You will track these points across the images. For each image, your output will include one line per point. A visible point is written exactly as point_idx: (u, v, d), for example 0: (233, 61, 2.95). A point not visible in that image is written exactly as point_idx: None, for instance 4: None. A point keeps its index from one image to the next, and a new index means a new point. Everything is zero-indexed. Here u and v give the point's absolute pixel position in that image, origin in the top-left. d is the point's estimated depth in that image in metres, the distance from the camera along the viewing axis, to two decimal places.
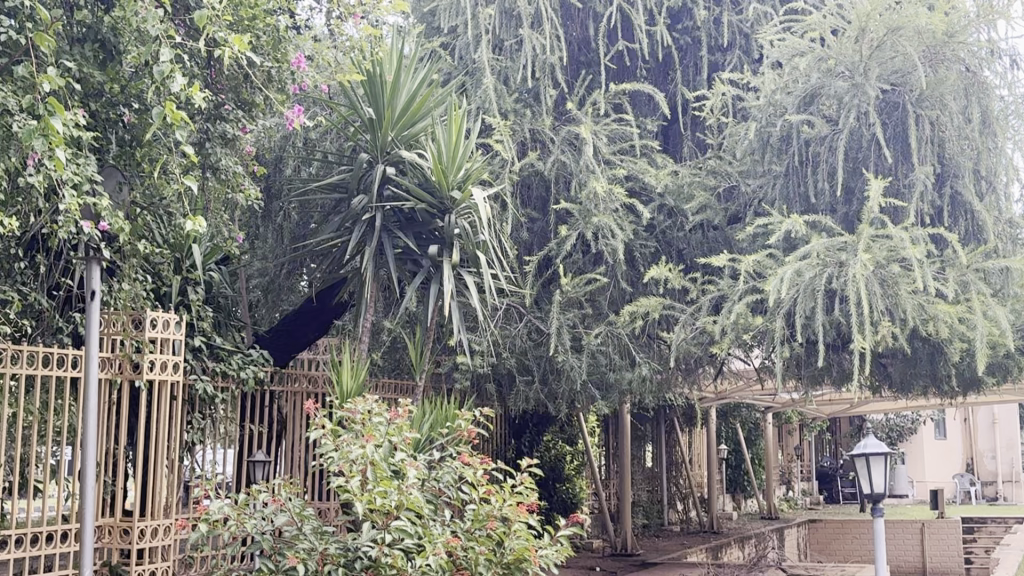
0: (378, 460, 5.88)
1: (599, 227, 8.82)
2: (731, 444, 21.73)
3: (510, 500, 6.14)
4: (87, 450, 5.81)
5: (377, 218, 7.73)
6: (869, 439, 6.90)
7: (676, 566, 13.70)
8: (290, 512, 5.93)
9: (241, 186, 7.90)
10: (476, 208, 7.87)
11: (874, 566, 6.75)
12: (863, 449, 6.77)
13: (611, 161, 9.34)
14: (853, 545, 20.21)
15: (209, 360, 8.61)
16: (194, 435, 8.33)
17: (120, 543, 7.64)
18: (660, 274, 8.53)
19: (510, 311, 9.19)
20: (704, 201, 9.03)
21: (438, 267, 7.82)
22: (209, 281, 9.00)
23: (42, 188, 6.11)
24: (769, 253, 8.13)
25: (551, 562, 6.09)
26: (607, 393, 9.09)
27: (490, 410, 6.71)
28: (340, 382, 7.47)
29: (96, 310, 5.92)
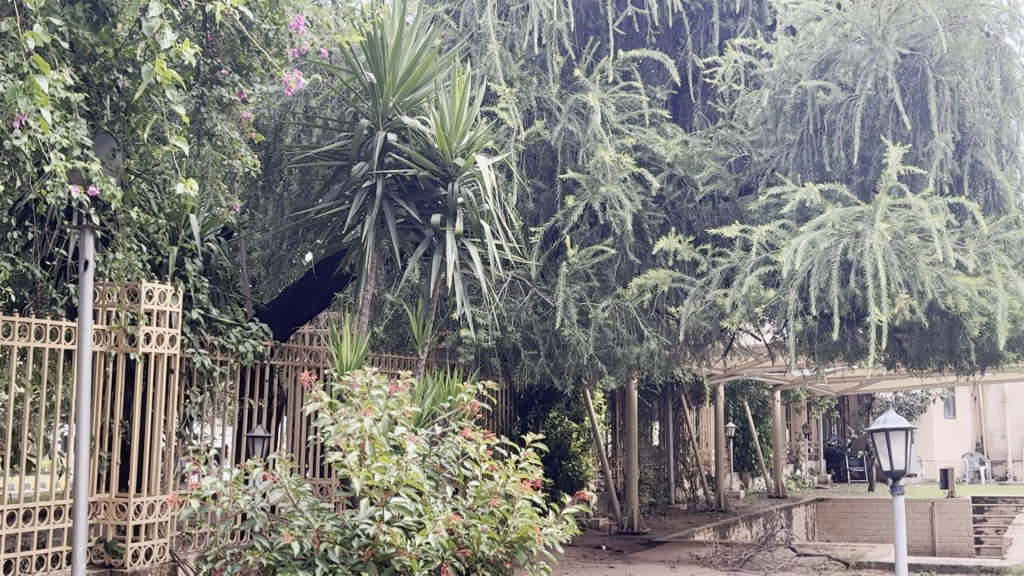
0: (377, 434, 5.66)
1: (607, 197, 8.57)
2: (740, 422, 21.50)
3: (514, 476, 5.92)
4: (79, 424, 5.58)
5: (378, 186, 7.50)
6: (889, 413, 6.66)
7: (683, 545, 13.51)
8: (286, 488, 5.72)
9: (237, 151, 7.66)
10: (480, 176, 7.63)
11: (893, 546, 6.53)
12: (883, 423, 6.54)
13: (620, 130, 9.09)
14: (862, 525, 20.02)
15: (207, 334, 8.39)
16: (192, 410, 8.12)
17: (116, 519, 7.45)
18: (670, 246, 8.30)
19: (515, 284, 8.97)
20: (714, 171, 8.78)
21: (441, 237, 7.59)
22: (207, 253, 8.77)
23: (27, 152, 5.89)
24: (781, 224, 7.90)
25: (556, 541, 5.88)
26: (615, 368, 8.86)
27: (494, 384, 6.48)
28: (339, 355, 7.24)
29: (91, 281, 5.60)
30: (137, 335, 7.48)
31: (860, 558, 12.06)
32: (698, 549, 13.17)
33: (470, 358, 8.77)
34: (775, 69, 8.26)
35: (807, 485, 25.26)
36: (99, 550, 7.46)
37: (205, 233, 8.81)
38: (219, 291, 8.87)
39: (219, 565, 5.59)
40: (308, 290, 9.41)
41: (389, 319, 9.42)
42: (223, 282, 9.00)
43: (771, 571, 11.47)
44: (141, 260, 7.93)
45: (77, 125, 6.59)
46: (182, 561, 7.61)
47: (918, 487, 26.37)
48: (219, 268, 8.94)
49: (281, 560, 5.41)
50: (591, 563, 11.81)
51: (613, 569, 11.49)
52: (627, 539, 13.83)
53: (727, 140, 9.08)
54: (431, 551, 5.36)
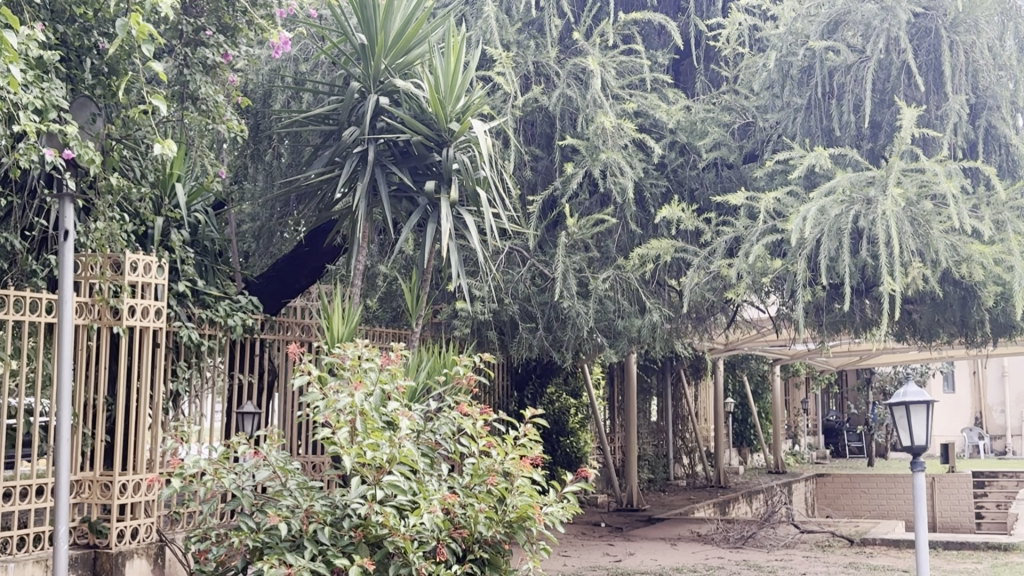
0: (368, 409, 5.39)
1: (607, 164, 8.29)
2: (738, 397, 21.25)
3: (513, 453, 5.64)
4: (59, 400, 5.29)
5: (370, 152, 7.22)
6: (909, 387, 6.38)
7: (683, 522, 13.28)
8: (273, 466, 5.46)
9: (222, 116, 7.30)
10: (475, 141, 7.33)
11: (913, 525, 6.24)
12: (903, 397, 6.26)
13: (620, 96, 8.80)
14: (863, 499, 19.87)
15: (194, 307, 8.10)
16: (179, 386, 7.84)
17: (100, 498, 7.19)
18: (673, 214, 8.01)
19: (513, 255, 8.69)
20: (718, 137, 8.49)
21: (435, 205, 7.29)
22: (194, 223, 8.47)
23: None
24: (789, 191, 7.62)
25: (557, 520, 5.61)
26: (616, 342, 8.59)
27: (491, 355, 6.18)
28: (330, 328, 6.96)
29: (69, 250, 5.39)
30: (121, 309, 7.22)
31: (864, 534, 11.84)
32: (699, 525, 12.95)
33: (467, 331, 8.49)
34: (780, 31, 7.94)
35: (806, 460, 25.08)
36: (83, 531, 7.21)
37: (191, 203, 8.51)
38: (206, 264, 8.57)
39: (205, 546, 5.32)
40: (300, 261, 9.15)
41: (382, 292, 9.15)
42: (211, 254, 8.68)
43: (774, 548, 11.24)
44: (124, 231, 7.65)
45: (51, 86, 6.32)
46: (170, 541, 7.36)
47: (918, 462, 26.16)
48: (207, 239, 8.61)
49: (269, 542, 5.14)
50: (590, 541, 11.58)
51: (612, 547, 11.26)
52: (627, 516, 13.62)
53: (731, 106, 8.78)
54: (425, 532, 5.11)
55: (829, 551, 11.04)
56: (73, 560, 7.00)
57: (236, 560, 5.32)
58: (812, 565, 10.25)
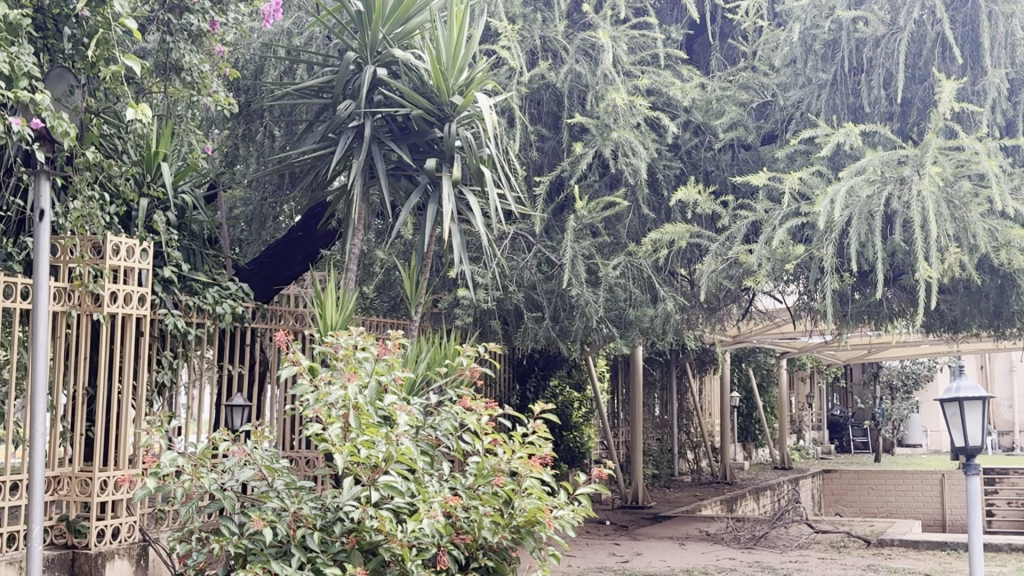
0: (363, 403, 4.91)
1: (618, 144, 7.82)
2: (744, 391, 20.78)
3: (520, 451, 5.16)
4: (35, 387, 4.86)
5: (367, 127, 6.74)
6: (962, 380, 5.76)
7: (690, 520, 12.81)
8: (257, 465, 4.96)
9: (208, 87, 6.97)
10: (479, 116, 6.85)
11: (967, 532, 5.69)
12: (956, 392, 5.63)
13: (632, 72, 8.34)
14: (871, 497, 19.57)
15: (181, 294, 7.64)
16: (163, 377, 7.36)
17: (80, 495, 6.69)
18: (690, 196, 7.53)
19: (517, 240, 8.22)
20: (736, 116, 8.03)
21: (437, 184, 6.81)
22: (181, 205, 7.97)
23: None
24: (814, 171, 7.14)
25: (568, 524, 5.14)
26: (627, 333, 8.12)
27: (497, 346, 5.70)
28: (324, 315, 6.49)
29: (46, 232, 4.95)
30: (102, 295, 6.73)
31: (880, 534, 11.39)
32: (708, 524, 12.49)
33: (469, 321, 8.02)
34: (805, 1, 7.49)
35: (810, 456, 24.62)
36: (60, 530, 6.72)
37: (178, 183, 7.98)
38: (193, 249, 8.06)
39: (183, 551, 4.83)
40: (293, 248, 8.71)
41: (379, 279, 8.68)
42: (200, 239, 8.18)
43: (787, 548, 10.79)
44: (104, 211, 7.18)
45: (20, 50, 5.87)
46: (153, 542, 6.87)
47: (925, 458, 25.66)
48: (194, 223, 8.11)
49: (252, 549, 4.67)
50: (595, 540, 11.11)
51: (619, 547, 10.80)
52: (632, 514, 13.14)
53: (748, 84, 8.33)
54: (425, 539, 4.64)
55: (844, 552, 10.59)
56: (49, 562, 6.53)
57: (217, 568, 4.84)
58: (829, 567, 9.78)
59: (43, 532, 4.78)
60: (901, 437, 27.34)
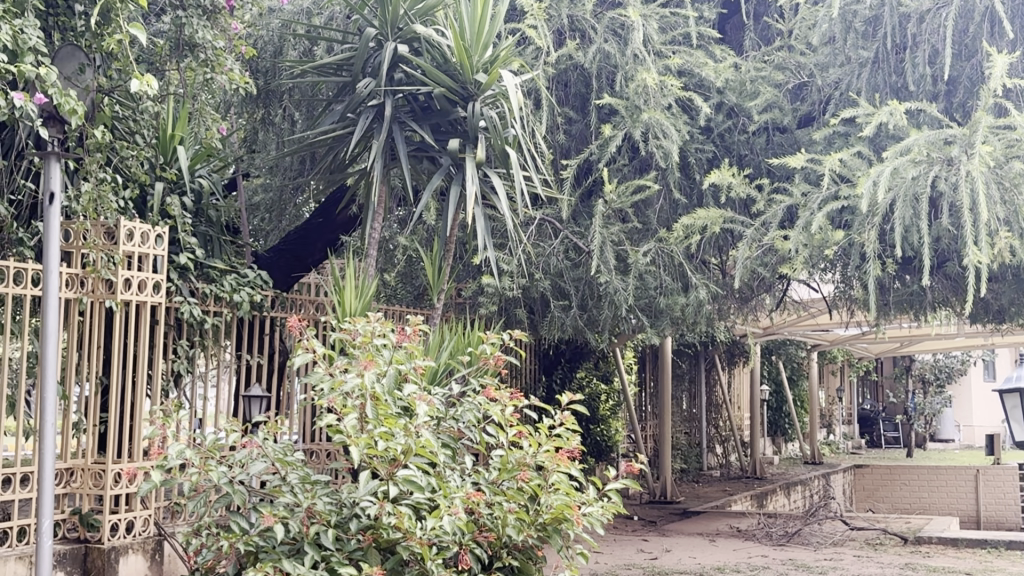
0: (380, 393, 4.65)
1: (649, 126, 7.52)
2: (774, 384, 20.42)
3: (547, 445, 4.89)
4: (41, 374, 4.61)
5: (387, 106, 6.46)
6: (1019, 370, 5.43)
7: (721, 515, 12.51)
8: (270, 458, 4.71)
9: (222, 64, 6.90)
10: (504, 95, 6.56)
11: None
12: None
13: (663, 52, 8.03)
14: (904, 493, 19.16)
15: (198, 282, 7.33)
16: (179, 367, 7.10)
17: (93, 488, 6.43)
18: (725, 179, 7.22)
19: (545, 226, 7.92)
20: (771, 97, 7.72)
21: (460, 166, 6.52)
22: (198, 190, 7.66)
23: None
24: (855, 152, 6.82)
25: (597, 521, 4.87)
26: (658, 323, 7.81)
27: (523, 333, 5.42)
28: (342, 301, 6.23)
29: (57, 216, 4.73)
30: (115, 281, 6.48)
31: (917, 532, 11.06)
32: (739, 520, 12.18)
33: (493, 309, 7.74)
34: None
35: (840, 450, 24.24)
36: (73, 523, 6.47)
37: (195, 168, 7.67)
38: (210, 237, 7.76)
39: (192, 547, 4.59)
40: (311, 235, 8.43)
41: (401, 266, 8.41)
42: (217, 226, 7.87)
43: (821, 546, 10.47)
44: (117, 195, 6.94)
45: (25, 23, 5.66)
46: (169, 536, 6.57)
47: (958, 453, 25.21)
48: (211, 209, 7.81)
49: (264, 546, 4.43)
50: (623, 536, 10.83)
51: (647, 543, 10.51)
52: (661, 510, 12.85)
53: (784, 64, 8.00)
54: (445, 537, 4.38)
55: (880, 550, 10.26)
56: (60, 557, 6.26)
57: (227, 566, 4.59)
58: (865, 565, 9.44)
59: (53, 525, 4.58)
60: (933, 431, 26.88)
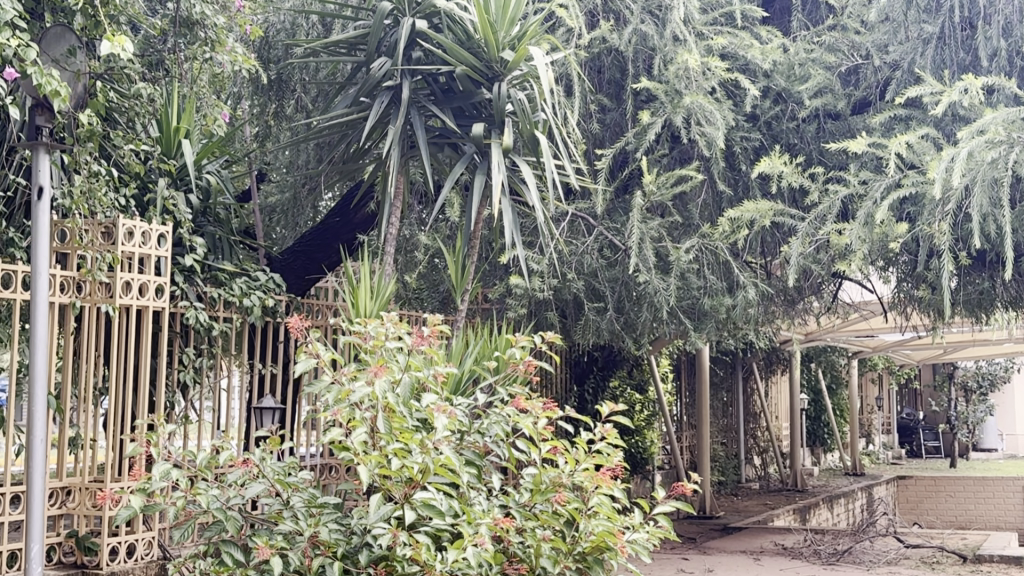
0: (394, 404, 4.07)
1: (691, 111, 6.91)
2: (812, 393, 19.70)
3: (585, 462, 4.28)
4: (35, 382, 4.05)
5: (404, 87, 5.87)
6: None
7: (765, 532, 11.84)
8: (269, 480, 4.12)
9: (223, 43, 6.79)
10: (533, 75, 5.93)
11: None
12: None
13: (705, 34, 7.43)
14: (947, 505, 18.38)
15: (205, 285, 6.69)
16: (185, 375, 6.44)
17: (91, 506, 5.51)
18: (776, 168, 6.57)
19: (577, 222, 7.35)
20: (823, 81, 7.12)
21: (485, 154, 5.92)
22: (205, 187, 6.96)
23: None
24: (922, 134, 6.17)
25: (643, 550, 4.23)
26: (702, 326, 7.18)
27: (558, 336, 4.76)
28: (356, 303, 5.63)
29: (45, 210, 4.27)
30: (113, 285, 5.72)
31: (976, 550, 10.34)
32: (783, 536, 11.51)
33: (522, 312, 7.14)
34: None
35: (880, 461, 23.48)
36: (69, 547, 5.54)
37: (201, 163, 6.97)
38: (218, 237, 7.13)
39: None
40: (327, 234, 7.86)
41: (423, 268, 7.81)
42: (226, 226, 7.25)
43: (874, 566, 9.78)
44: (112, 188, 6.37)
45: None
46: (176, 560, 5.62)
47: (1002, 463, 24.40)
48: (219, 207, 7.15)
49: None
50: (662, 554, 10.19)
51: (688, 562, 9.86)
52: (700, 525, 12.19)
53: (837, 45, 7.36)
54: (469, 571, 3.76)
55: (938, 570, 9.56)
56: None
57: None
58: None
59: (44, 550, 4.04)
60: (976, 441, 26.03)
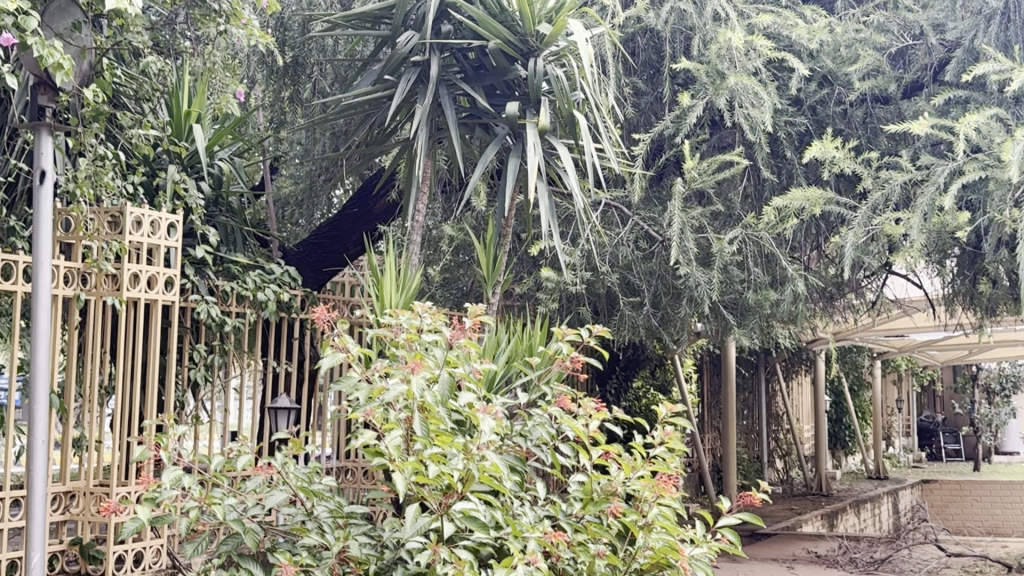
0: (432, 404, 3.65)
1: (736, 93, 6.49)
2: (834, 395, 19.23)
3: (642, 469, 3.86)
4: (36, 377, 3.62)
5: (433, 63, 5.47)
6: None
7: (794, 538, 11.40)
8: (291, 487, 3.71)
9: (240, 16, 6.09)
10: (571, 51, 5.52)
11: None
12: None
13: (747, 13, 7.02)
14: (974, 509, 17.86)
15: (217, 278, 6.27)
16: (196, 373, 6.02)
17: (95, 513, 4.99)
18: (828, 152, 6.14)
19: (611, 212, 6.93)
20: (874, 62, 6.70)
21: (520, 135, 5.50)
22: (217, 175, 6.55)
23: None
24: (993, 113, 5.75)
25: (705, 567, 3.82)
26: (745, 322, 6.76)
27: (607, 329, 4.33)
28: (380, 295, 5.19)
29: (49, 198, 3.79)
30: (119, 277, 5.20)
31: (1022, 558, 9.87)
32: (815, 544, 11.05)
33: (554, 307, 6.73)
34: None
35: (901, 465, 22.97)
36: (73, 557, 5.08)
37: (213, 148, 6.55)
38: (231, 228, 6.70)
39: None
40: (345, 226, 7.44)
41: (446, 262, 7.40)
42: (239, 215, 6.83)
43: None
44: (120, 173, 5.96)
45: None
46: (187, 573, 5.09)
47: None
48: (232, 196, 6.72)
49: None
50: None
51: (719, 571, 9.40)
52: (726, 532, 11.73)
53: (887, 25, 6.93)
54: None
55: None
56: None
57: None
58: None
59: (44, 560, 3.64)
60: (998, 445, 25.51)
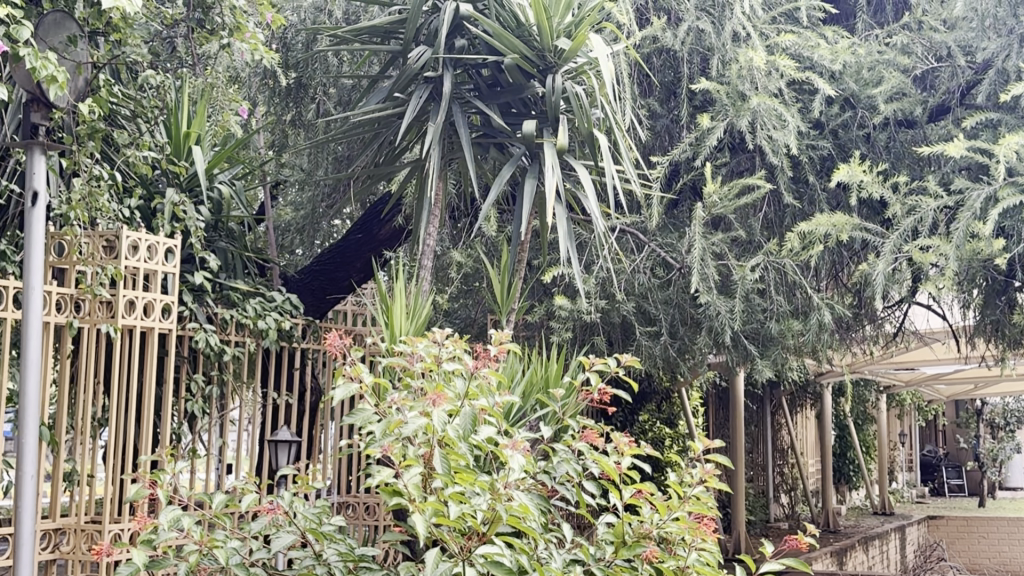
0: (453, 438, 3.35)
1: (757, 115, 6.25)
2: (838, 429, 18.94)
3: (679, 510, 3.56)
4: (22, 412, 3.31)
5: (446, 80, 5.22)
6: None
7: None
8: (299, 529, 3.41)
9: (242, 29, 5.79)
10: (591, 68, 5.28)
11: None
12: None
13: (766, 33, 6.80)
14: (982, 546, 17.51)
15: (216, 306, 5.97)
16: (193, 405, 5.71)
17: (86, 554, 4.63)
18: (856, 175, 5.89)
19: (626, 238, 6.67)
20: (900, 84, 6.47)
21: (536, 155, 5.24)
22: (217, 198, 6.29)
23: None
24: None
25: None
26: (767, 353, 6.49)
27: (636, 359, 4.04)
28: (390, 323, 4.90)
29: (41, 221, 3.45)
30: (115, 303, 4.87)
31: None
32: None
33: (567, 336, 6.46)
34: None
35: (905, 501, 22.63)
36: None
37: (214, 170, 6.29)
38: (231, 254, 6.43)
39: None
40: (348, 252, 7.14)
41: (454, 289, 7.15)
42: (239, 240, 6.55)
43: None
44: (116, 194, 5.70)
45: None
46: None
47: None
48: (232, 220, 6.46)
49: None
50: None
51: None
52: None
53: (912, 46, 6.71)
54: None
55: None
56: None
57: None
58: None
59: None
60: (1002, 480, 25.17)
